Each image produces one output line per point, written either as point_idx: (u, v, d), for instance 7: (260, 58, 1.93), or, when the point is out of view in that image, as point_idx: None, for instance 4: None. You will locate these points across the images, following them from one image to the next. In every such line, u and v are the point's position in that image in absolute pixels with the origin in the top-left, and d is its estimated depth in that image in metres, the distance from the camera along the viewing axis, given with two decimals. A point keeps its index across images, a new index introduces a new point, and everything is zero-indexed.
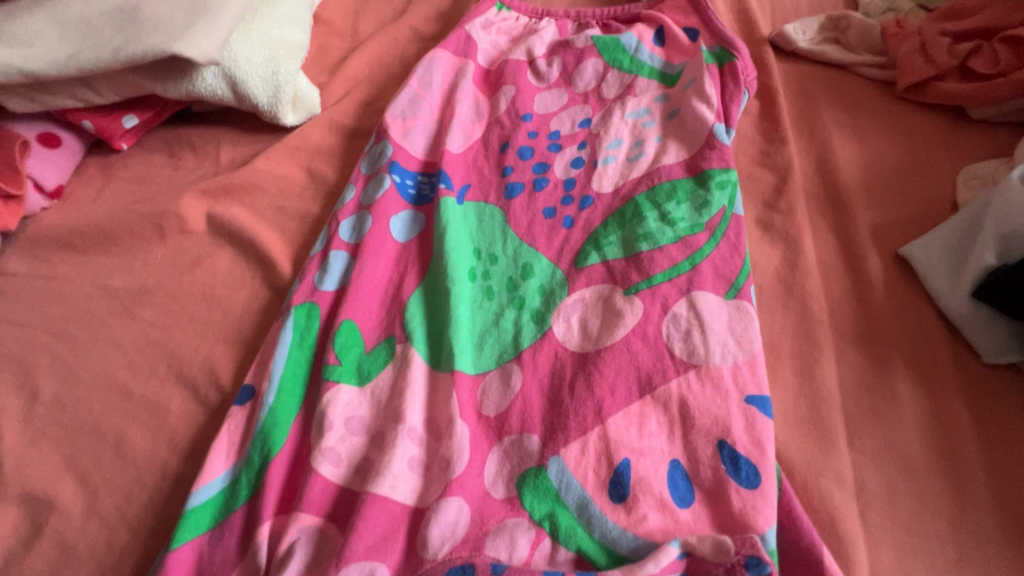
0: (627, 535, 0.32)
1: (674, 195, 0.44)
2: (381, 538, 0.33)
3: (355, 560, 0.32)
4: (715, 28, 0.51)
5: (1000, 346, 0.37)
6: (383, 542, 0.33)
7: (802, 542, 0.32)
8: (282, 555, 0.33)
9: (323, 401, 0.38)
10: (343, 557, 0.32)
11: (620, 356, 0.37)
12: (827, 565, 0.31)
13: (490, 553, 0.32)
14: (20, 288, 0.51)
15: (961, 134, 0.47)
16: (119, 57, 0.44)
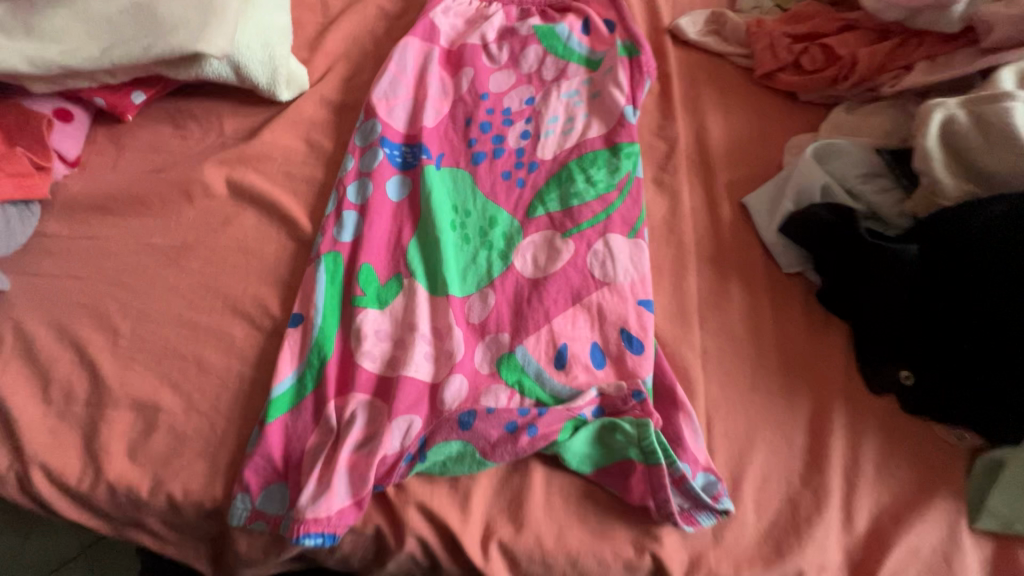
0: (566, 387, 0.52)
1: (596, 163, 0.61)
2: (413, 402, 0.52)
3: (400, 415, 0.51)
4: (628, 26, 0.67)
5: (792, 261, 0.59)
6: (415, 405, 0.52)
7: (666, 382, 0.54)
8: (348, 418, 0.51)
9: (357, 321, 0.55)
10: (392, 413, 0.51)
11: (559, 278, 0.56)
12: (678, 394, 0.53)
13: (485, 402, 0.52)
14: (69, 248, 0.61)
15: (794, 111, 0.66)
16: (149, 54, 0.54)
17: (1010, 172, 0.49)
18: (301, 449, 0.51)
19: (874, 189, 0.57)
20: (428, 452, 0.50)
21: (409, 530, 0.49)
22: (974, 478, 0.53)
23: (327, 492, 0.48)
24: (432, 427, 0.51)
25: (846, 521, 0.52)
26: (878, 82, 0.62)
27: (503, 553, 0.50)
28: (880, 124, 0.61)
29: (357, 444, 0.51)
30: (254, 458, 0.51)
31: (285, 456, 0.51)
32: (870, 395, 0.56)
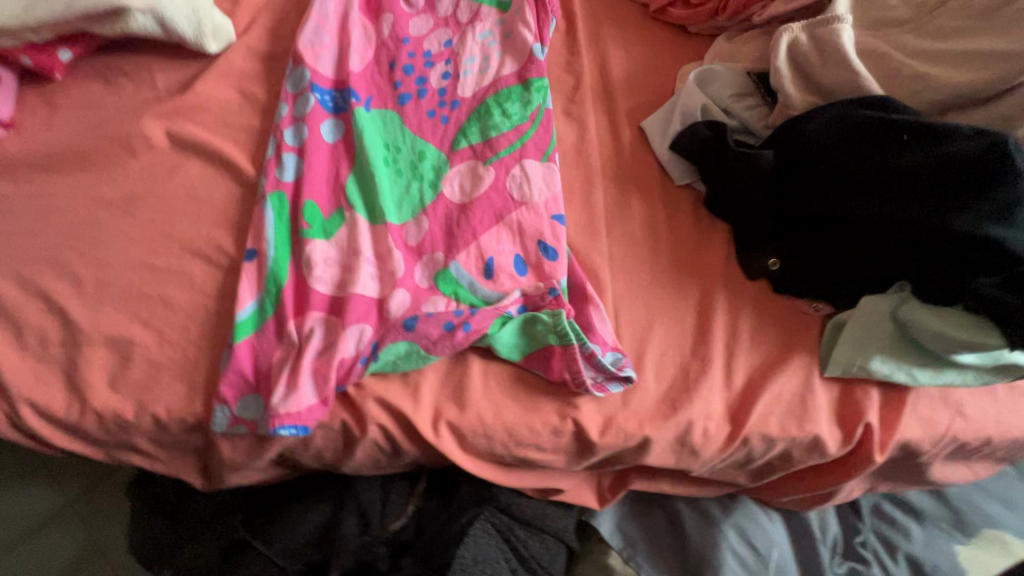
0: (494, 292, 0.62)
1: (511, 97, 0.69)
2: (363, 314, 0.60)
3: (353, 325, 0.59)
4: None
5: (683, 174, 0.69)
6: (365, 316, 0.60)
7: (579, 282, 0.64)
8: (307, 332, 0.59)
9: (306, 250, 0.62)
10: (345, 324, 0.59)
11: (483, 201, 0.64)
12: (588, 290, 0.63)
13: (427, 308, 0.61)
14: (18, 206, 0.64)
15: (683, 42, 0.75)
16: (70, 9, 0.59)
17: (838, 85, 0.60)
18: (269, 363, 0.59)
19: (744, 107, 0.67)
20: (379, 354, 0.59)
21: (371, 420, 0.59)
22: (824, 337, 0.66)
23: (295, 392, 0.56)
24: (381, 333, 0.59)
25: (727, 381, 0.64)
26: (749, 12, 0.71)
27: (452, 431, 0.60)
28: (751, 50, 0.70)
29: (318, 353, 0.59)
30: (228, 374, 0.58)
31: (255, 370, 0.59)
32: (745, 280, 0.68)
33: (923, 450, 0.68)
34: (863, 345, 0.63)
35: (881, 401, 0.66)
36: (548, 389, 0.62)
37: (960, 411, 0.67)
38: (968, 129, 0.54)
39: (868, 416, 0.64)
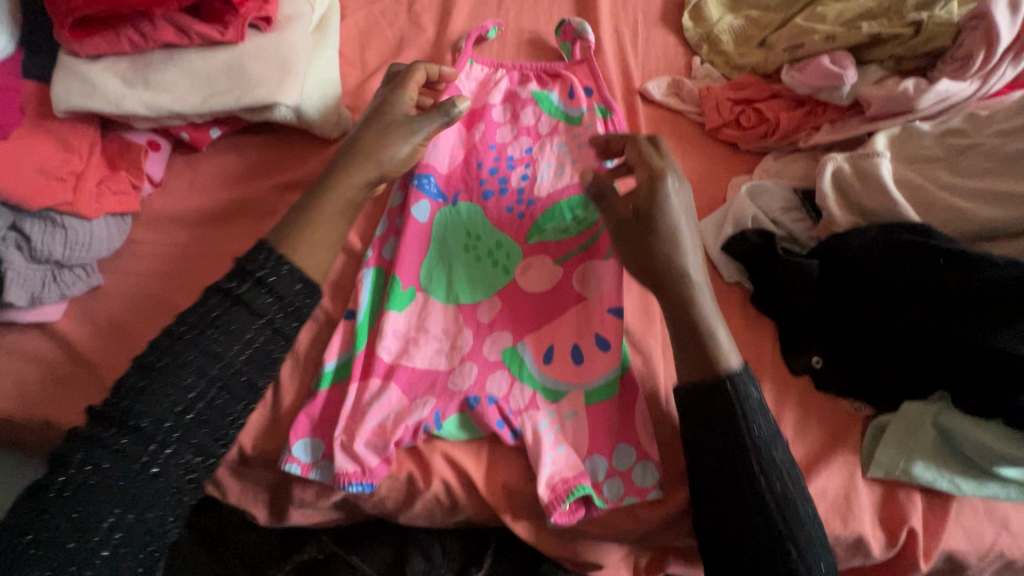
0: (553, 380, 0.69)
1: (578, 206, 0.79)
2: (430, 385, 0.68)
3: (421, 396, 0.67)
4: (603, 94, 0.85)
5: (733, 273, 0.76)
6: (431, 388, 0.68)
7: (628, 380, 0.69)
8: (371, 397, 0.66)
9: (384, 320, 0.70)
10: (414, 395, 0.67)
11: (547, 296, 0.74)
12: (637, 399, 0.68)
13: (490, 388, 0.67)
14: (154, 253, 0.75)
15: (734, 157, 0.85)
16: (240, 103, 0.69)
17: (877, 209, 0.68)
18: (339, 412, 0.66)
19: (791, 220, 0.76)
20: (442, 422, 0.65)
21: (436, 474, 0.64)
22: (866, 437, 0.69)
23: (359, 454, 0.63)
24: (443, 403, 0.66)
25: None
26: (796, 138, 0.81)
27: (508, 493, 0.65)
28: (797, 170, 0.80)
29: (381, 417, 0.65)
30: (302, 415, 0.66)
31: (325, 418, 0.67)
32: (790, 375, 0.72)
33: (968, 564, 0.68)
34: (906, 450, 0.66)
35: (925, 507, 0.68)
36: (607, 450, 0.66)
37: (1006, 526, 0.68)
38: (1002, 259, 0.60)
39: (911, 521, 0.66)
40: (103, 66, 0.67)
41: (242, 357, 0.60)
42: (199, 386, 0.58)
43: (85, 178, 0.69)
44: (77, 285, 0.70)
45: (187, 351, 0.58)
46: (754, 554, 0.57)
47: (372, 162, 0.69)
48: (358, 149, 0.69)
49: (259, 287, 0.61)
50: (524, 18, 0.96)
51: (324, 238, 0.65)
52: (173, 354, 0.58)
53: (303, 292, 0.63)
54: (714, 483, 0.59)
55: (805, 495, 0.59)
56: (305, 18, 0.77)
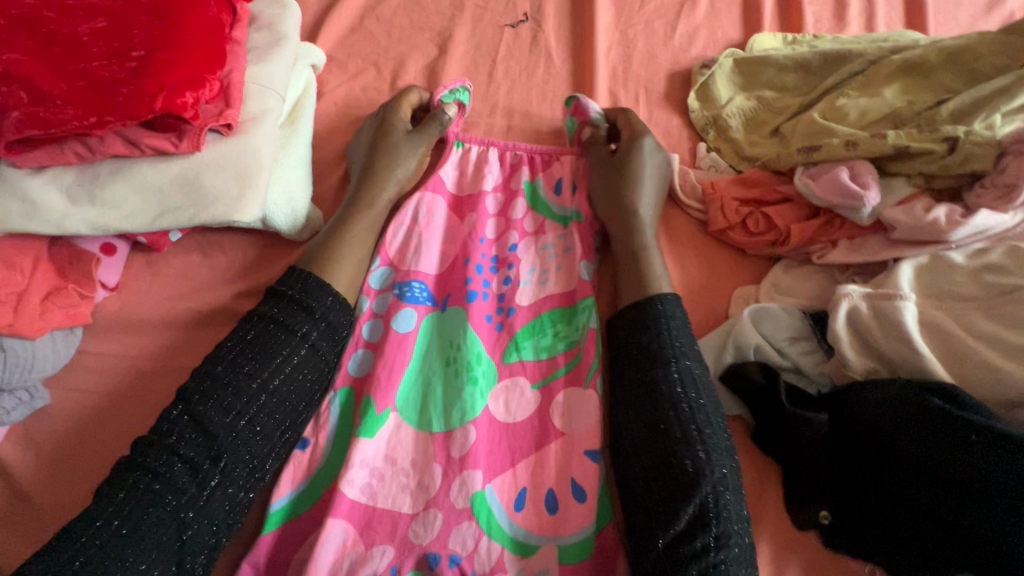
0: (523, 531, 0.62)
1: (561, 321, 0.73)
2: (391, 531, 0.61)
3: (378, 545, 0.61)
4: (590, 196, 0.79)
5: (731, 405, 0.68)
6: (390, 536, 0.61)
7: (605, 537, 0.63)
8: (323, 545, 0.59)
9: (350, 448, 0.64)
10: (372, 541, 0.61)
11: (524, 426, 0.67)
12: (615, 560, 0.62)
13: (452, 545, 0.60)
14: (103, 366, 0.70)
15: (739, 263, 0.77)
16: (195, 221, 0.65)
17: (898, 356, 0.60)
18: (287, 561, 0.61)
19: (799, 350, 0.67)
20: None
21: None
22: None
23: None
24: (402, 557, 0.60)
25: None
26: (809, 249, 0.72)
27: None
28: (810, 287, 0.71)
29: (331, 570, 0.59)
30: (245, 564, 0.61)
31: (271, 566, 0.61)
32: (792, 529, 0.64)
33: None
34: None
35: None
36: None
37: None
38: None
39: None
40: (46, 179, 0.62)
41: (285, 375, 0.62)
42: (244, 406, 0.60)
43: (27, 297, 0.64)
44: (18, 409, 0.65)
45: (226, 373, 0.61)
46: (668, 486, 0.57)
47: (375, 180, 0.77)
48: (367, 175, 0.78)
49: (295, 308, 0.66)
50: (516, 95, 0.89)
51: (352, 264, 0.71)
52: (221, 384, 0.60)
53: (339, 308, 0.68)
54: (637, 374, 0.65)
55: (720, 425, 0.62)
56: (273, 114, 0.71)
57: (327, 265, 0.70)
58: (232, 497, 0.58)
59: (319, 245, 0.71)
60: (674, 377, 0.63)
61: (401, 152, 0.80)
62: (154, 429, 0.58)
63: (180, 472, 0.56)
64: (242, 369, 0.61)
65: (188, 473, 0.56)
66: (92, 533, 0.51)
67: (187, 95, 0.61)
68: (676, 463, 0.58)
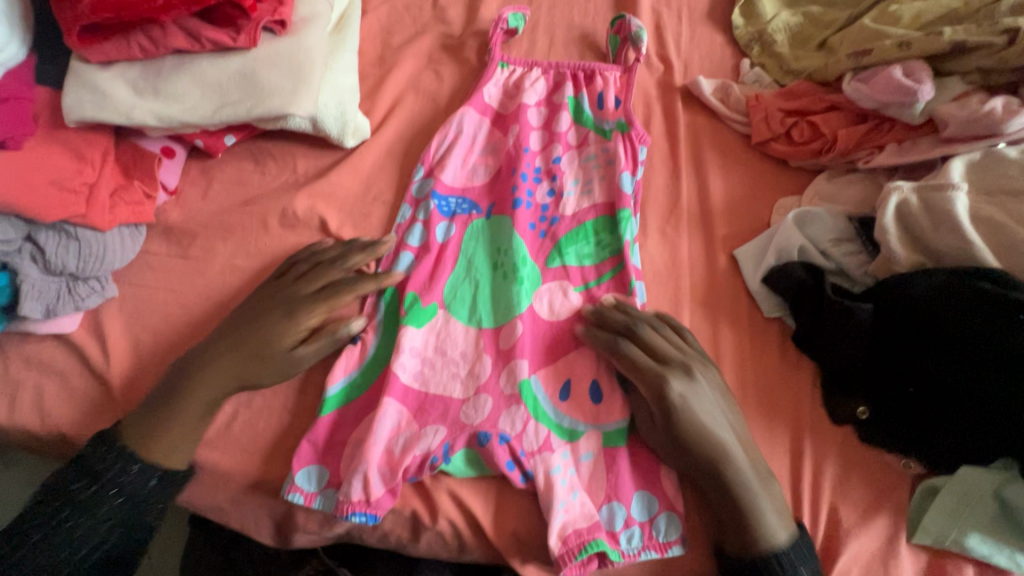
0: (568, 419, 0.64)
1: (603, 230, 0.73)
2: (442, 413, 0.64)
3: (432, 424, 0.63)
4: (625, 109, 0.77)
5: (773, 306, 0.70)
6: (442, 417, 0.63)
7: None
8: (379, 423, 0.62)
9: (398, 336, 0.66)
10: (425, 421, 0.63)
11: (567, 325, 0.69)
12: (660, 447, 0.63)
13: (501, 426, 0.62)
14: (167, 264, 0.73)
15: (783, 174, 0.77)
16: (252, 115, 0.67)
17: (947, 248, 0.60)
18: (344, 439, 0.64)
19: (843, 252, 0.68)
20: (451, 456, 0.61)
21: (442, 513, 0.61)
22: (913, 500, 0.63)
23: (365, 483, 0.59)
24: (454, 436, 0.62)
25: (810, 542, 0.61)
26: (855, 157, 0.72)
27: (517, 537, 0.61)
28: (853, 194, 0.72)
29: (388, 444, 0.62)
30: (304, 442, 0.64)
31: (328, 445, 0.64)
32: (831, 426, 0.66)
33: None
34: (958, 521, 0.59)
35: None
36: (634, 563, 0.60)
37: None
38: None
39: None
40: (113, 73, 0.65)
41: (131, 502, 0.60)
42: (68, 556, 0.58)
43: (98, 189, 0.68)
44: (91, 298, 0.70)
45: (101, 497, 0.59)
46: None
47: (246, 356, 0.64)
48: (232, 337, 0.64)
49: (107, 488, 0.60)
50: (557, 13, 0.89)
51: (185, 438, 0.62)
52: (99, 498, 0.59)
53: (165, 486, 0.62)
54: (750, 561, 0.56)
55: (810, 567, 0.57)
56: (323, 18, 0.73)
57: (146, 442, 0.61)
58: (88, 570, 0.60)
59: (149, 414, 0.62)
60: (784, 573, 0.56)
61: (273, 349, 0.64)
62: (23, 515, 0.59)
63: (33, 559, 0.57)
64: (111, 522, 0.60)
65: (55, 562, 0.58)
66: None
67: None
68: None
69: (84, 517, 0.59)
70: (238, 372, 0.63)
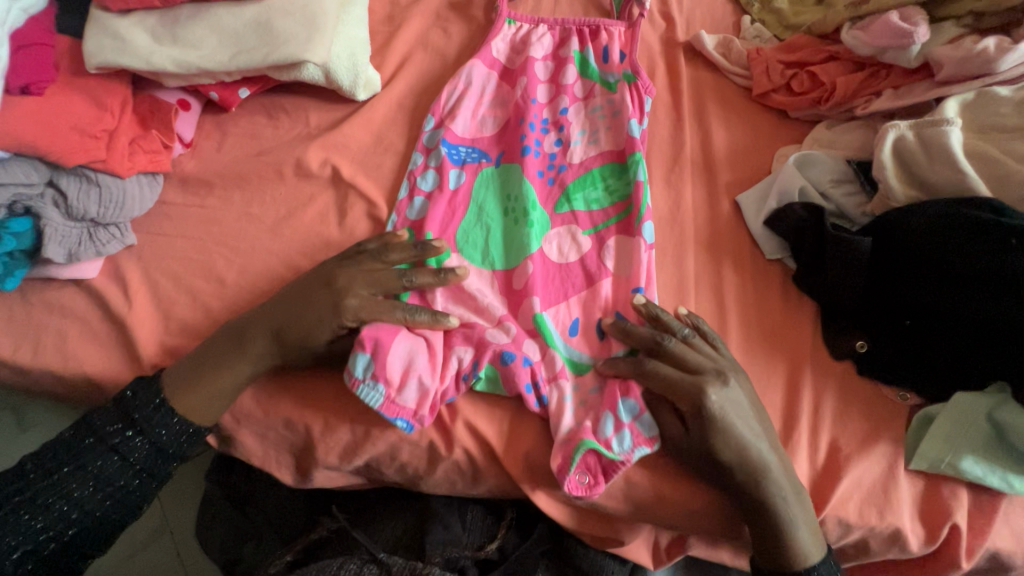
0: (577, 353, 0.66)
1: (611, 176, 0.75)
2: (470, 333, 0.64)
3: (461, 344, 0.64)
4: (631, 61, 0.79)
5: (775, 249, 0.72)
6: (471, 337, 0.64)
7: None
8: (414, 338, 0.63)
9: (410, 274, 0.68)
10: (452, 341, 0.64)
11: (576, 266, 0.70)
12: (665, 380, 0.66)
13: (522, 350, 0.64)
14: (184, 213, 0.75)
15: (783, 125, 0.79)
16: (268, 61, 0.68)
17: (943, 183, 0.63)
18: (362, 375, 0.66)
19: (842, 194, 0.70)
20: (479, 372, 0.62)
21: (458, 442, 0.63)
22: (911, 428, 0.65)
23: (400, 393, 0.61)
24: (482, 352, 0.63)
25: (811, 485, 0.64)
26: (853, 105, 0.75)
27: (531, 465, 0.63)
28: (852, 140, 0.74)
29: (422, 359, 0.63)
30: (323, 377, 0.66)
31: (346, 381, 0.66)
32: (830, 361, 0.68)
33: (1015, 564, 0.64)
34: (954, 443, 0.62)
35: (971, 505, 0.64)
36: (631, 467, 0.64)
37: None
38: None
39: (954, 518, 0.62)
40: (133, 21, 0.66)
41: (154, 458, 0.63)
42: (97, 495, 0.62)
43: (117, 136, 0.69)
44: (112, 243, 0.71)
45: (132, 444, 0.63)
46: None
47: (291, 321, 0.63)
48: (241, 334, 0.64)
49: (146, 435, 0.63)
50: None
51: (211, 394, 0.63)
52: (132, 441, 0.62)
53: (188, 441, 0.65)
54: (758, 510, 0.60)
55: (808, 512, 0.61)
56: None
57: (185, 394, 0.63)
58: (148, 488, 0.65)
59: (192, 363, 0.64)
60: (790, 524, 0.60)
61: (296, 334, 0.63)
62: (116, 404, 0.63)
63: (109, 464, 0.62)
64: (185, 446, 0.65)
65: (130, 474, 0.63)
66: (21, 484, 0.61)
67: None
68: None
69: (162, 440, 0.63)
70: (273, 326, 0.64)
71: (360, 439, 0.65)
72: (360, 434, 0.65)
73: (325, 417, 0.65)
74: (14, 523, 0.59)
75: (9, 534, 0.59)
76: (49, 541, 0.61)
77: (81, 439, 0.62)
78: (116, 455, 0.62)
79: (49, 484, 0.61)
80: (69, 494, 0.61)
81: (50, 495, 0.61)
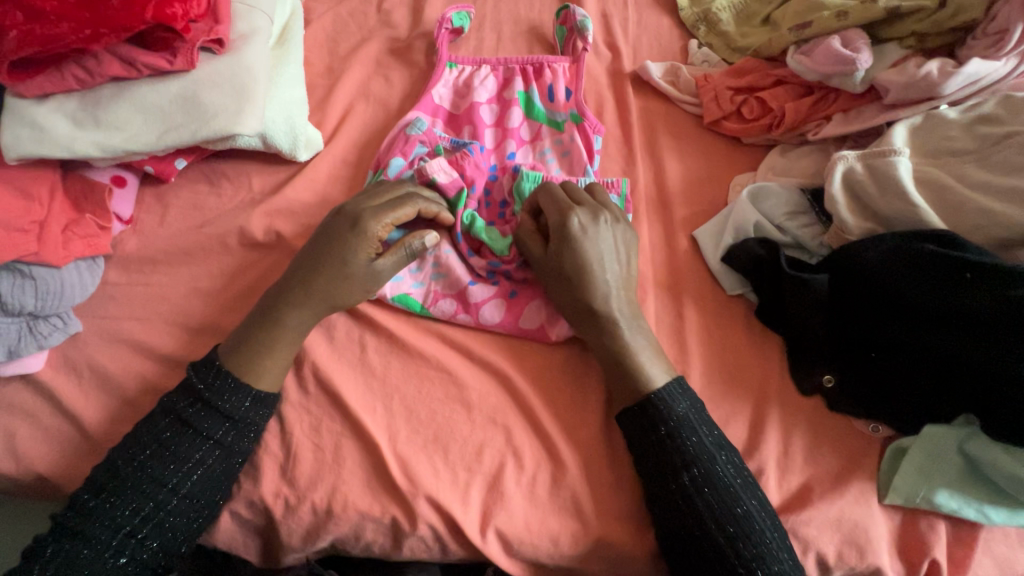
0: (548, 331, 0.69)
1: None
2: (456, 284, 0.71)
3: (446, 287, 0.71)
4: (576, 99, 0.77)
5: (735, 284, 0.70)
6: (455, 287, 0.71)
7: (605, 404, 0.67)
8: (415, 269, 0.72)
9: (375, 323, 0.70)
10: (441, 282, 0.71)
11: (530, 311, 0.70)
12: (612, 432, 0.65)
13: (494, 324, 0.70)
14: (128, 293, 0.73)
15: (736, 152, 0.78)
16: (197, 137, 0.66)
17: (895, 213, 0.61)
18: (319, 452, 0.64)
19: (799, 225, 0.69)
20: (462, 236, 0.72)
21: (421, 519, 0.61)
22: (884, 461, 0.64)
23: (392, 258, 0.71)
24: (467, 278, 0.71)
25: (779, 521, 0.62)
26: (804, 129, 0.73)
27: (499, 536, 0.62)
28: (805, 166, 0.72)
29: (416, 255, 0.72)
30: (282, 457, 0.65)
31: (305, 458, 0.64)
32: (799, 397, 0.67)
33: None
34: (928, 477, 0.61)
35: (951, 536, 0.62)
36: (595, 496, 0.63)
37: None
38: None
39: (934, 554, 0.61)
40: (50, 106, 0.64)
41: (193, 480, 0.60)
42: (151, 511, 0.59)
43: (49, 226, 0.67)
44: (54, 335, 0.69)
45: (166, 457, 0.60)
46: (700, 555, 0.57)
47: (340, 278, 0.65)
48: (312, 285, 0.65)
49: (204, 408, 0.62)
50: (503, 7, 0.88)
51: (282, 356, 0.64)
52: (162, 458, 0.60)
53: (258, 408, 0.63)
54: (650, 449, 0.60)
55: (733, 450, 0.61)
56: (263, 33, 0.73)
57: (248, 371, 0.63)
58: (204, 501, 0.61)
59: (242, 336, 0.64)
60: (685, 454, 0.59)
61: (346, 302, 0.66)
62: (185, 386, 0.63)
63: (164, 471, 0.60)
64: (254, 416, 0.63)
65: (207, 447, 0.61)
66: (102, 475, 0.59)
67: (176, 6, 0.62)
68: (724, 552, 0.56)
69: (229, 408, 0.62)
70: (330, 298, 0.65)
71: (322, 520, 0.63)
72: (322, 515, 0.63)
73: (285, 499, 0.63)
74: (99, 515, 0.57)
75: (96, 529, 0.57)
76: (135, 535, 0.58)
77: (157, 423, 0.61)
78: (192, 432, 0.61)
79: (133, 475, 0.59)
80: (151, 478, 0.59)
81: (134, 478, 0.59)
